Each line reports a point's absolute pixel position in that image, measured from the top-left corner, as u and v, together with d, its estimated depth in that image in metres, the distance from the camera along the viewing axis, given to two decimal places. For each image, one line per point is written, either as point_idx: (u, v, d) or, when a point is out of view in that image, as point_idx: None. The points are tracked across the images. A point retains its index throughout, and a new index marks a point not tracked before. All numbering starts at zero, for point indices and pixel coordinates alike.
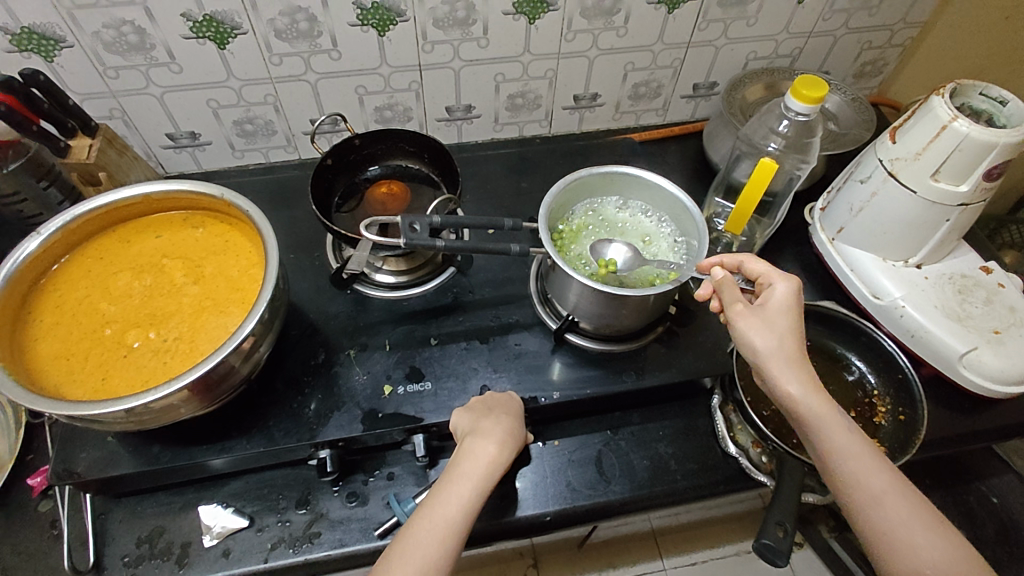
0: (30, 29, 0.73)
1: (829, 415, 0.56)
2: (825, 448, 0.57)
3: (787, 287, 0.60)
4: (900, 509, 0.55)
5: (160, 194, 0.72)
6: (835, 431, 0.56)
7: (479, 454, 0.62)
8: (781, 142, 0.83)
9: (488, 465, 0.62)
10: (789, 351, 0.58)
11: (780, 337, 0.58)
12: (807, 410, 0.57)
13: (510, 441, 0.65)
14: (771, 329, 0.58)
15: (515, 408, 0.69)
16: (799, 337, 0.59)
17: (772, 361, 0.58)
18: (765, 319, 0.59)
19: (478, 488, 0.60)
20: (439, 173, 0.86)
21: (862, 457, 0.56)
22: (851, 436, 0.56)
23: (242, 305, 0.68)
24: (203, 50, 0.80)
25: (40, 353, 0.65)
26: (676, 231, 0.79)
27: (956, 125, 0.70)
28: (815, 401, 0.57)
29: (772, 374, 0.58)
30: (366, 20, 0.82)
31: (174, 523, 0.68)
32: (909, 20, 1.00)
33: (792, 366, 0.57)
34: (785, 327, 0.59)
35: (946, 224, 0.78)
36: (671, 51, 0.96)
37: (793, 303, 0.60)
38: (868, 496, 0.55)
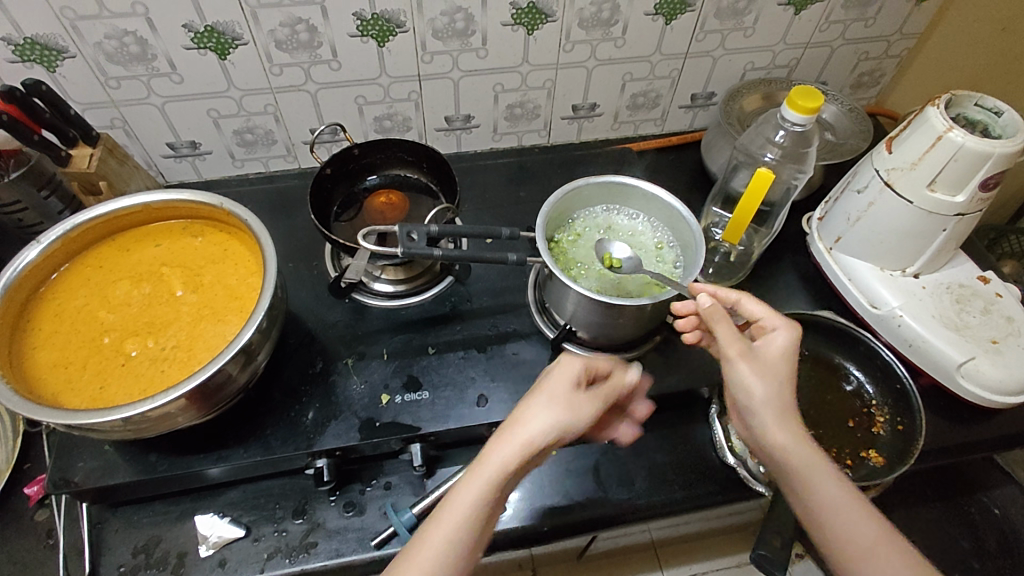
0: (33, 39, 0.74)
1: (818, 464, 0.56)
2: (816, 497, 0.55)
3: (786, 333, 0.60)
4: (892, 564, 0.53)
5: (160, 203, 0.73)
6: (825, 480, 0.55)
7: (489, 461, 0.52)
8: (778, 152, 0.84)
9: (498, 472, 0.52)
10: (781, 398, 0.58)
11: (774, 382, 0.58)
12: (797, 456, 0.56)
13: (533, 431, 0.53)
14: (764, 374, 0.58)
15: (574, 368, 0.58)
16: (790, 384, 0.59)
17: (762, 405, 0.57)
18: (759, 362, 0.59)
19: (477, 503, 0.51)
20: (437, 182, 0.86)
21: (852, 509, 0.55)
22: (841, 486, 0.56)
23: (240, 313, 0.68)
24: (204, 60, 0.81)
25: (38, 361, 0.65)
26: (663, 228, 0.81)
27: (951, 135, 0.70)
28: (804, 448, 0.57)
29: (765, 420, 0.58)
30: (366, 31, 0.82)
31: (171, 532, 0.68)
32: (905, 31, 1.00)
33: (783, 414, 0.57)
34: (779, 373, 0.59)
35: (943, 234, 0.78)
36: (669, 62, 0.97)
37: (789, 352, 0.60)
38: (861, 549, 0.53)
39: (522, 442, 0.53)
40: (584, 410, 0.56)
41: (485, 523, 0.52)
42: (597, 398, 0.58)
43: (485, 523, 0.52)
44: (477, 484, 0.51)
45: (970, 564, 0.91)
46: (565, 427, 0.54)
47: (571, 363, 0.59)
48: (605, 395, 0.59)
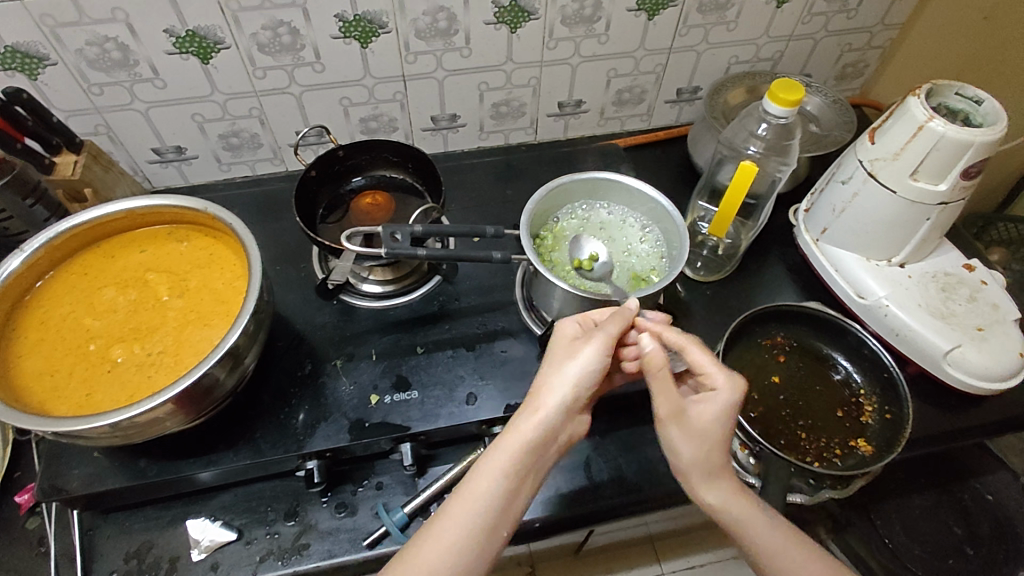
0: (14, 48, 0.74)
1: (750, 516, 0.60)
2: (752, 547, 0.59)
3: (723, 394, 0.60)
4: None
5: (144, 209, 0.73)
6: (759, 532, 0.59)
7: (507, 435, 0.56)
8: (761, 145, 0.84)
9: (518, 441, 0.55)
10: (712, 461, 0.60)
11: (705, 446, 0.60)
12: (730, 511, 0.60)
13: (548, 394, 0.57)
14: (694, 440, 0.60)
15: (568, 331, 0.62)
16: (723, 442, 0.60)
17: (693, 468, 0.60)
18: (691, 424, 0.60)
19: (497, 483, 0.54)
20: (422, 182, 0.86)
21: (790, 557, 0.59)
22: (773, 534, 0.59)
23: (226, 317, 0.68)
24: (187, 65, 0.81)
25: (24, 369, 0.65)
26: (643, 221, 0.81)
27: (932, 125, 0.71)
28: (735, 502, 0.60)
29: (698, 479, 0.61)
30: (348, 33, 0.82)
31: (162, 537, 0.68)
32: (888, 21, 1.01)
33: (713, 476, 0.60)
34: (712, 434, 0.60)
35: (927, 223, 0.79)
36: (653, 57, 0.97)
37: (726, 411, 0.60)
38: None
39: (538, 408, 0.57)
40: (590, 356, 0.58)
41: (516, 493, 0.55)
42: (599, 336, 0.59)
43: (507, 509, 0.54)
44: (496, 461, 0.55)
45: (963, 550, 0.91)
46: (579, 377, 0.58)
47: (567, 324, 0.63)
48: (607, 331, 0.60)
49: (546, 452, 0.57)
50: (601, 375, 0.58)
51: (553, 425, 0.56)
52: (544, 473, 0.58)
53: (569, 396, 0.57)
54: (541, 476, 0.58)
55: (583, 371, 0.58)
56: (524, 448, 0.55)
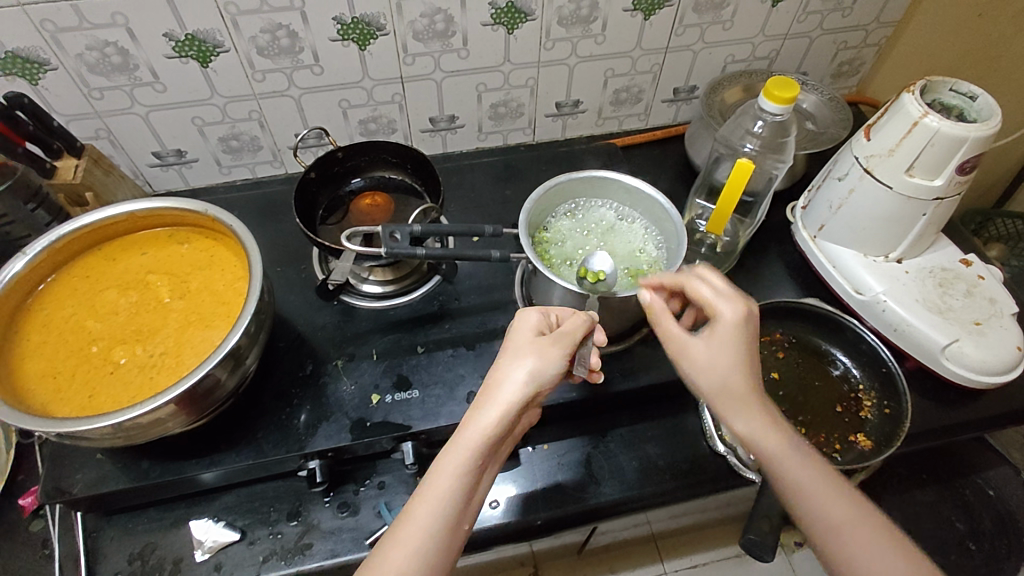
0: (15, 53, 0.74)
1: (782, 449, 0.55)
2: (784, 482, 0.56)
3: (728, 315, 0.59)
4: (860, 542, 0.53)
5: (145, 211, 0.73)
6: (792, 466, 0.55)
7: (466, 429, 0.55)
8: (757, 142, 0.85)
9: (477, 435, 0.54)
10: (732, 388, 0.57)
11: (723, 372, 0.58)
12: (762, 442, 0.56)
13: (507, 387, 0.56)
14: (711, 368, 0.58)
15: (526, 325, 0.61)
16: (743, 369, 0.58)
17: (723, 395, 0.58)
18: (708, 350, 0.59)
19: (459, 482, 0.53)
20: (421, 182, 0.86)
21: (823, 490, 0.55)
22: (807, 470, 0.55)
23: (227, 318, 0.69)
24: (186, 69, 0.82)
25: (26, 372, 0.65)
26: (639, 217, 0.82)
27: (927, 121, 0.71)
28: (768, 434, 0.56)
29: (731, 410, 0.58)
30: (347, 35, 0.83)
31: (165, 538, 0.69)
32: (883, 19, 1.01)
33: (740, 406, 0.57)
34: (731, 356, 0.58)
35: (923, 219, 0.79)
36: (650, 57, 0.98)
37: (736, 334, 0.59)
38: (825, 530, 0.54)
39: (498, 401, 0.55)
40: (550, 353, 0.58)
41: (472, 490, 0.54)
42: (564, 338, 0.59)
43: (467, 503, 0.54)
44: (454, 460, 0.53)
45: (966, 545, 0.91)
46: (539, 372, 0.57)
47: (530, 314, 0.62)
48: (571, 334, 0.59)
49: (499, 443, 0.56)
50: (560, 373, 0.58)
51: (511, 420, 0.55)
52: (495, 462, 0.58)
53: (523, 395, 0.56)
54: (493, 465, 0.58)
55: (536, 371, 0.57)
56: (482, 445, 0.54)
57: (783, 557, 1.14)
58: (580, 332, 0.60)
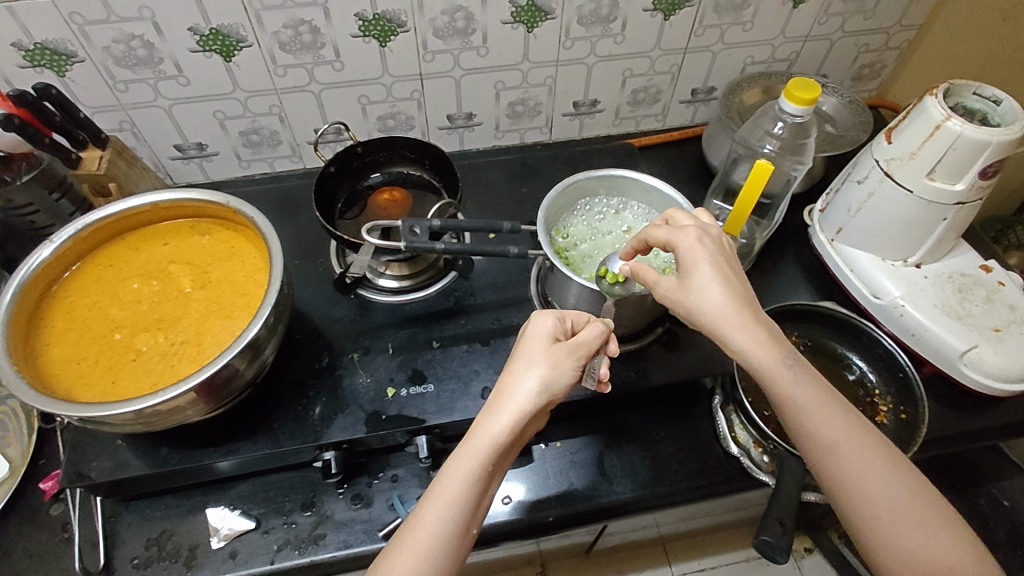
0: (43, 45, 0.76)
1: (774, 368, 0.56)
2: (777, 400, 0.56)
3: (688, 243, 0.60)
4: (853, 459, 0.54)
5: (168, 203, 0.74)
6: (785, 385, 0.55)
7: (476, 436, 0.55)
8: (777, 143, 0.84)
9: (488, 442, 0.54)
10: (719, 312, 0.57)
11: (707, 301, 0.58)
12: (755, 360, 0.56)
13: (519, 395, 0.56)
14: (697, 297, 0.58)
15: (541, 331, 0.61)
16: (725, 295, 0.58)
17: (712, 319, 0.58)
18: (683, 280, 0.60)
19: (468, 487, 0.53)
20: (439, 179, 0.87)
21: (818, 406, 0.56)
22: (801, 388, 0.55)
23: (247, 309, 0.69)
24: (210, 63, 0.83)
25: (51, 357, 0.66)
26: (653, 212, 0.82)
27: (950, 124, 0.70)
28: (760, 351, 0.56)
29: (720, 332, 0.58)
30: (368, 31, 0.84)
31: (182, 525, 0.70)
32: (905, 23, 1.01)
33: (730, 330, 0.57)
34: (712, 284, 0.58)
35: (943, 223, 0.79)
36: (668, 57, 0.98)
37: (709, 261, 0.59)
38: (821, 448, 0.55)
39: (509, 409, 0.56)
40: (562, 363, 0.58)
41: (481, 496, 0.54)
42: (578, 349, 0.59)
43: (476, 507, 0.54)
44: (462, 466, 0.54)
45: None
46: (550, 381, 0.57)
47: (545, 320, 0.62)
48: (586, 346, 0.59)
49: (509, 450, 0.57)
50: (571, 384, 0.58)
51: (522, 426, 0.56)
52: (505, 469, 0.58)
53: (531, 400, 0.56)
54: (502, 472, 0.58)
55: (546, 381, 0.57)
56: (497, 443, 0.54)
57: (794, 563, 1.13)
58: (592, 341, 0.59)
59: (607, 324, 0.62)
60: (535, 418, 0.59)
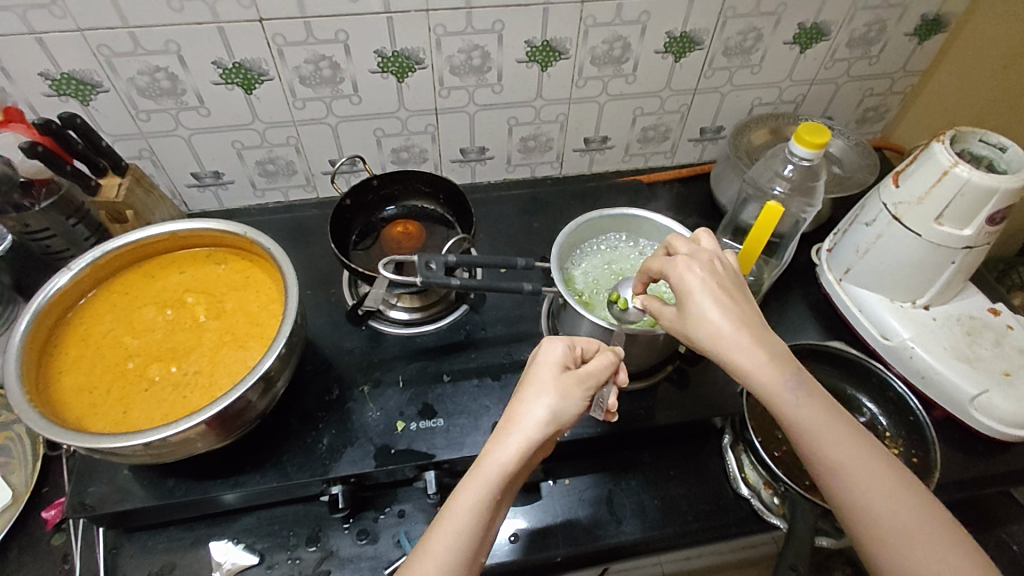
0: (70, 75, 0.78)
1: (775, 392, 0.55)
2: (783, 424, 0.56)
3: (681, 270, 0.60)
4: (862, 483, 0.54)
5: (186, 232, 0.75)
6: (789, 409, 0.55)
7: (485, 463, 0.54)
8: (786, 185, 0.85)
9: (497, 471, 0.53)
10: (720, 338, 0.57)
11: (705, 329, 0.58)
12: (759, 384, 0.56)
13: (529, 422, 0.55)
14: (698, 324, 0.59)
15: (551, 358, 0.60)
16: (722, 321, 0.58)
17: (713, 345, 0.58)
18: (682, 307, 0.60)
19: (476, 517, 0.52)
20: (452, 213, 0.88)
21: (823, 430, 0.55)
22: (803, 412, 0.55)
23: (261, 340, 0.70)
24: (231, 95, 0.84)
25: (63, 384, 0.66)
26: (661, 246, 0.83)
27: (957, 170, 0.72)
28: (762, 375, 0.56)
29: (722, 357, 0.58)
30: (386, 67, 0.86)
31: (185, 558, 0.68)
32: (909, 68, 1.03)
33: (731, 356, 0.57)
34: (709, 311, 0.58)
35: (952, 267, 0.79)
36: (678, 97, 1.00)
37: (705, 285, 0.59)
38: (827, 474, 0.55)
39: (518, 437, 0.55)
40: (572, 393, 0.57)
41: (490, 524, 0.54)
42: (588, 378, 0.59)
43: (483, 538, 0.54)
44: (471, 494, 0.53)
45: None
46: (559, 411, 0.56)
47: (555, 346, 0.61)
48: (596, 375, 0.59)
49: (516, 477, 0.56)
50: (579, 413, 0.57)
51: (530, 455, 0.55)
52: (511, 499, 0.57)
53: (536, 428, 0.55)
54: (508, 502, 0.57)
55: (553, 411, 0.56)
56: (503, 472, 0.53)
57: None
58: (602, 372, 0.59)
59: (616, 354, 0.62)
60: (542, 447, 0.58)
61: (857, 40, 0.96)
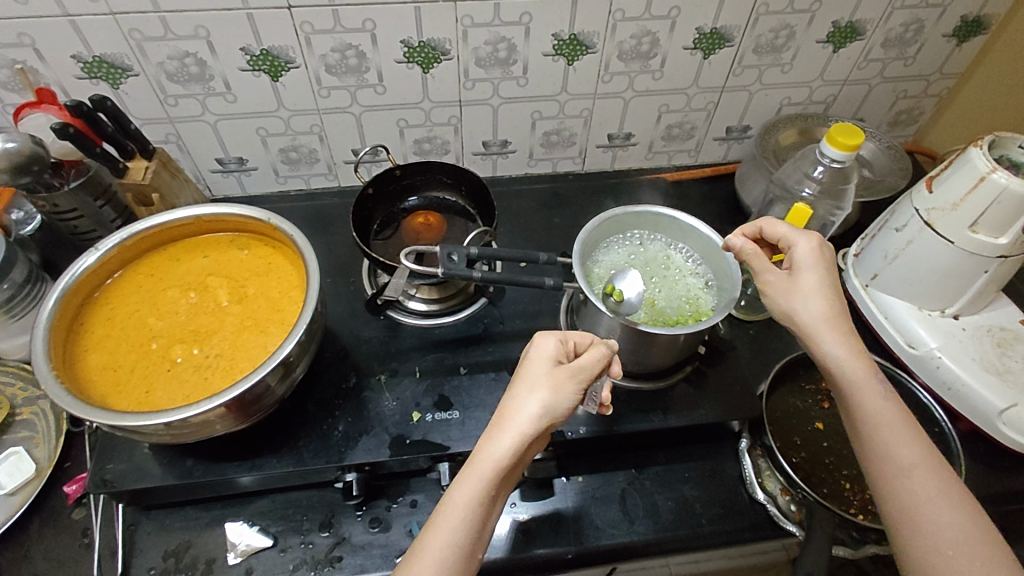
0: (101, 58, 0.79)
1: (863, 378, 0.58)
2: (858, 410, 0.58)
3: (806, 245, 0.64)
4: (928, 485, 0.55)
5: (210, 216, 0.76)
6: (870, 397, 0.58)
7: (479, 459, 0.54)
8: (816, 187, 0.84)
9: (490, 466, 0.53)
10: (820, 312, 0.61)
11: (811, 300, 0.62)
12: (846, 369, 0.59)
13: (521, 417, 0.55)
14: (804, 295, 0.62)
15: (541, 353, 0.60)
16: (827, 296, 0.62)
17: (811, 320, 0.61)
18: (790, 281, 0.64)
19: (472, 513, 0.52)
20: (474, 206, 0.88)
21: (899, 426, 0.57)
22: (883, 402, 0.58)
23: (281, 325, 0.70)
24: (258, 82, 0.85)
25: (89, 363, 0.67)
26: (681, 246, 0.82)
27: (995, 177, 0.69)
28: (852, 361, 0.59)
29: (814, 334, 0.61)
30: (412, 58, 0.85)
31: (200, 538, 0.69)
32: (945, 71, 1.00)
33: (830, 332, 0.61)
34: (817, 286, 0.62)
35: (984, 276, 0.77)
36: (705, 95, 0.98)
37: (817, 261, 0.64)
38: (896, 468, 0.56)
39: (511, 432, 0.54)
40: (565, 387, 0.57)
41: (486, 519, 0.54)
42: (580, 372, 0.58)
43: (481, 533, 0.54)
44: (467, 490, 0.53)
45: None
46: (552, 405, 0.56)
47: (547, 341, 0.60)
48: (588, 369, 0.58)
49: (511, 472, 0.56)
50: (573, 407, 0.57)
51: (524, 449, 0.55)
52: (507, 493, 0.57)
53: (531, 422, 0.55)
54: (505, 496, 0.57)
55: (547, 406, 0.55)
56: (496, 469, 0.53)
57: None
58: (594, 366, 0.59)
59: (610, 347, 0.61)
60: (536, 441, 0.58)
61: (893, 40, 0.94)
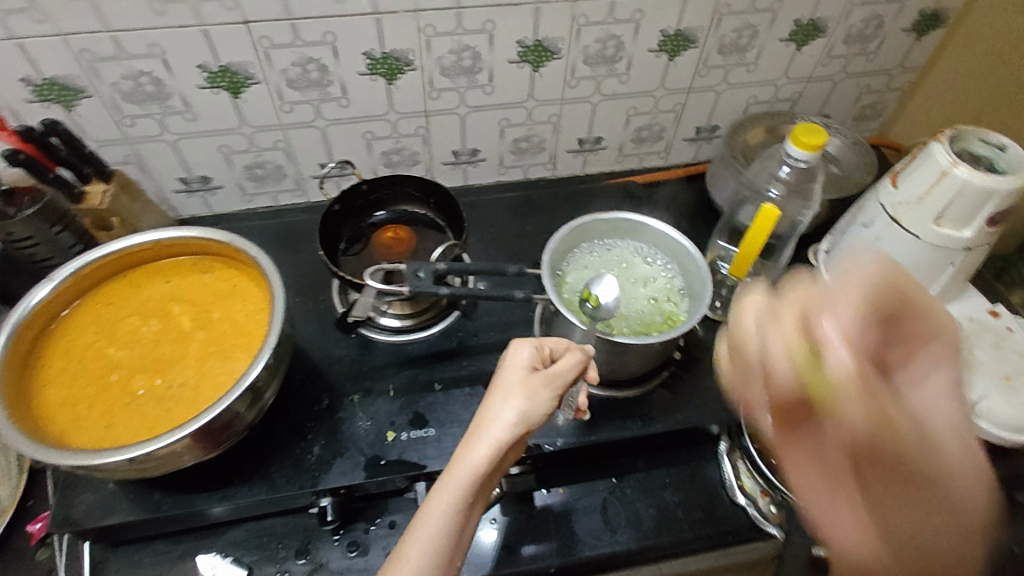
0: (52, 80, 0.76)
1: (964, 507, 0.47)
2: None
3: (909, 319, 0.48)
4: None
5: (170, 240, 0.74)
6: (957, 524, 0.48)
7: (457, 467, 0.53)
8: (783, 187, 0.85)
9: (468, 475, 0.52)
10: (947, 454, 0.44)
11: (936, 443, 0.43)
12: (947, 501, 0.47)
13: (496, 425, 0.54)
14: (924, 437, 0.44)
15: (518, 360, 0.59)
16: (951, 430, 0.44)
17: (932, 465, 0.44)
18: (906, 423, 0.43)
19: (449, 523, 0.52)
20: (443, 218, 0.87)
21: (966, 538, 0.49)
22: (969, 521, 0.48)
23: (248, 349, 0.68)
24: (217, 99, 0.83)
25: (46, 400, 0.65)
26: (650, 249, 0.82)
27: (956, 171, 0.70)
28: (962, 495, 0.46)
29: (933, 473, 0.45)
30: (375, 69, 0.84)
31: (172, 572, 0.67)
32: (907, 65, 1.02)
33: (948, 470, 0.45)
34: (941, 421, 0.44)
35: (950, 268, 0.78)
36: (673, 96, 0.98)
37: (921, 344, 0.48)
38: None
39: (487, 440, 0.54)
40: (539, 395, 0.56)
41: (463, 527, 0.53)
42: (554, 381, 0.58)
43: (458, 540, 0.53)
44: (444, 499, 0.52)
45: None
46: (528, 412, 0.55)
47: (522, 348, 0.60)
48: (560, 378, 0.58)
49: (488, 480, 0.55)
50: (547, 415, 0.57)
51: (501, 456, 0.54)
52: (485, 499, 0.57)
53: (507, 428, 0.54)
54: (482, 503, 0.57)
55: (523, 413, 0.55)
56: (474, 477, 0.52)
57: None
58: (567, 377, 0.58)
59: (584, 356, 0.61)
60: (513, 448, 0.57)
61: (855, 36, 0.94)
